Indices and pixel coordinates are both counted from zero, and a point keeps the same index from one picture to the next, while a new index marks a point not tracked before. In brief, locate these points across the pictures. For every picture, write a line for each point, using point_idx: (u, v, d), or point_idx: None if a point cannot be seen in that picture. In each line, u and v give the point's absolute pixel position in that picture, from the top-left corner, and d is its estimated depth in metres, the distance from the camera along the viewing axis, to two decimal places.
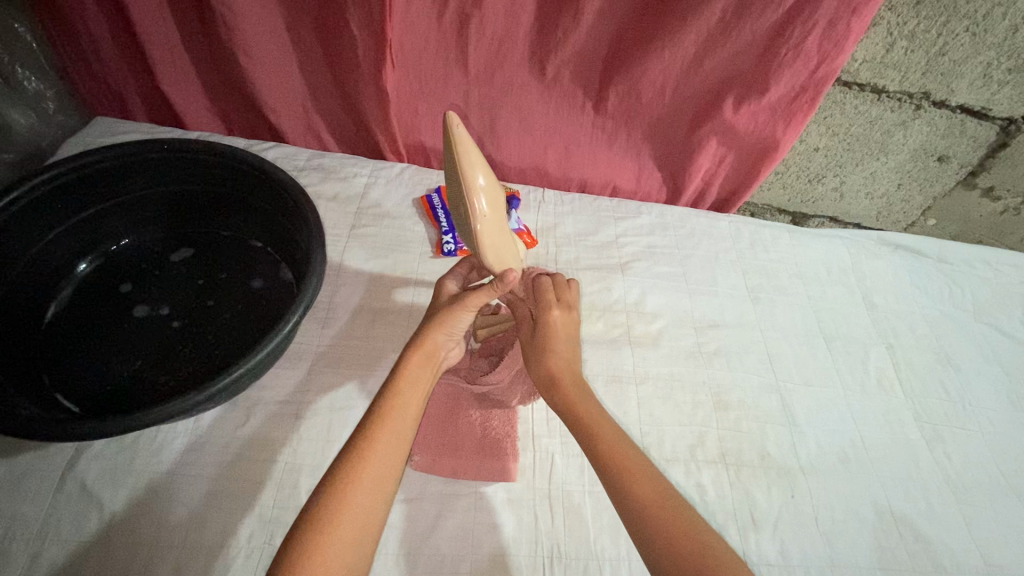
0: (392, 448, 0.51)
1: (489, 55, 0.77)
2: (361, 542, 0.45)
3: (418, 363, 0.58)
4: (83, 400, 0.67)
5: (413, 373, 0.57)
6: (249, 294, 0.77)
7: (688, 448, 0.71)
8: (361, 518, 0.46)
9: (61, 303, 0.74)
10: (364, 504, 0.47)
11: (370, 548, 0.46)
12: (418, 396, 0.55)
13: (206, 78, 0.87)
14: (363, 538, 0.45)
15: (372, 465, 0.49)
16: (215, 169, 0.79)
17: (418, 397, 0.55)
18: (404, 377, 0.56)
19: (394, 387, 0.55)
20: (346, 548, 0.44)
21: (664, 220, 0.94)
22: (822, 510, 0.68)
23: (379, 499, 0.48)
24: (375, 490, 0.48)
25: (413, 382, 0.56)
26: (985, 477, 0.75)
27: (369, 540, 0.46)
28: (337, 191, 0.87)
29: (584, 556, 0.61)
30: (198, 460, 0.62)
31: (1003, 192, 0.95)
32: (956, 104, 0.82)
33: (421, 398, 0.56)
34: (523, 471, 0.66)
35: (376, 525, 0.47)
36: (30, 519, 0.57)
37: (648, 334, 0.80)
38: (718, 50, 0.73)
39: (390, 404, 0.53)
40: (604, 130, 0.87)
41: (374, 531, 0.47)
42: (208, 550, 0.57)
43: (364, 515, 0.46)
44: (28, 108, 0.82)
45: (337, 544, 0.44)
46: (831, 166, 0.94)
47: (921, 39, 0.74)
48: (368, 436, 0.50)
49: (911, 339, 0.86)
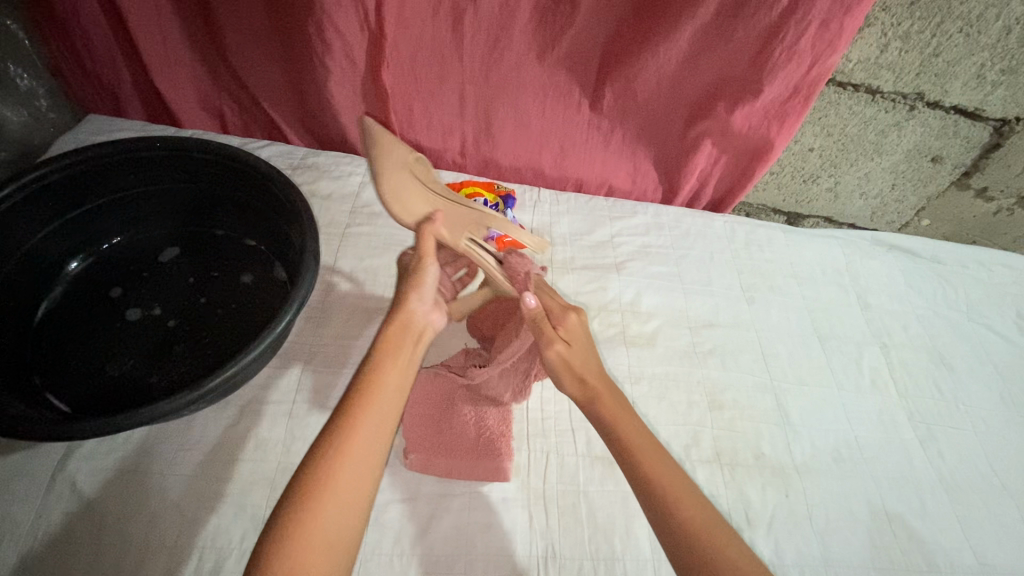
0: (381, 417, 0.49)
1: (484, 53, 0.77)
2: (350, 513, 0.44)
3: (393, 327, 0.56)
4: (75, 399, 0.66)
5: (393, 345, 0.55)
6: (242, 293, 0.77)
7: (683, 447, 0.71)
8: (350, 490, 0.45)
9: (52, 302, 0.73)
10: (354, 474, 0.46)
11: (361, 519, 0.45)
12: (404, 364, 0.54)
13: (199, 75, 0.86)
14: (354, 510, 0.44)
15: (362, 435, 0.47)
16: (208, 167, 0.78)
17: (405, 366, 0.54)
18: (389, 347, 0.55)
19: (381, 355, 0.54)
20: (336, 519, 0.43)
21: (659, 220, 0.94)
22: (816, 509, 0.68)
23: (370, 470, 0.46)
24: (366, 462, 0.47)
25: (397, 347, 0.55)
26: (978, 477, 0.75)
27: (361, 511, 0.45)
28: (332, 190, 0.87)
29: (579, 556, 0.61)
30: (189, 459, 0.61)
31: (996, 193, 0.96)
32: (950, 104, 0.82)
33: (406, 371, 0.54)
34: (517, 470, 0.66)
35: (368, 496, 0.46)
36: (20, 519, 0.56)
37: (643, 334, 0.80)
38: (713, 50, 0.74)
39: (378, 374, 0.52)
40: (599, 129, 0.87)
41: (365, 504, 0.46)
42: (200, 550, 0.56)
43: (353, 486, 0.45)
44: (20, 105, 0.81)
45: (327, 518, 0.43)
46: (826, 167, 0.94)
47: (915, 40, 0.74)
48: (357, 405, 0.49)
49: (904, 339, 0.87)
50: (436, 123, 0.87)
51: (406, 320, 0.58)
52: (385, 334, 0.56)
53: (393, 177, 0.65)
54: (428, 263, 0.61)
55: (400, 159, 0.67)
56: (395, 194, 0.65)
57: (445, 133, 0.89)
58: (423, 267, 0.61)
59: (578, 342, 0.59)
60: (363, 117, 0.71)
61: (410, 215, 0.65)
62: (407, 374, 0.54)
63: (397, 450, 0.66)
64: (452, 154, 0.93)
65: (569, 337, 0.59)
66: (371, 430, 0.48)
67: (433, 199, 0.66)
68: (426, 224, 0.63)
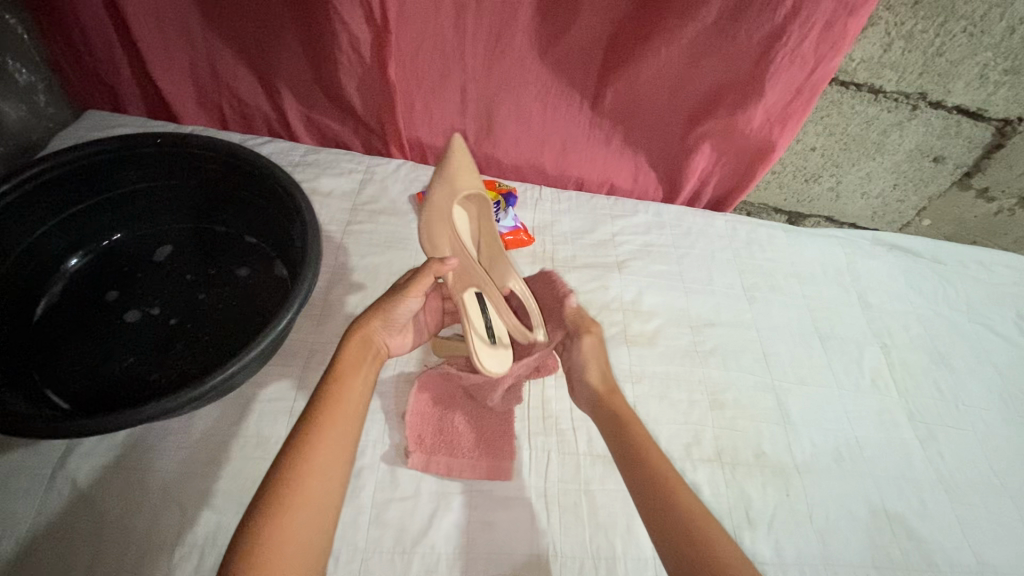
0: (342, 429, 0.51)
1: (487, 51, 0.76)
2: (318, 527, 0.46)
3: (351, 343, 0.58)
4: (74, 397, 0.66)
5: (350, 357, 0.57)
6: (242, 290, 0.77)
7: (684, 447, 0.71)
8: (314, 505, 0.46)
9: (51, 299, 0.73)
10: (319, 485, 0.47)
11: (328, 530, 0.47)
12: (358, 376, 0.56)
13: (198, 71, 0.85)
14: (321, 523, 0.46)
15: (323, 449, 0.49)
16: (209, 163, 0.78)
17: (362, 379, 0.57)
18: (345, 360, 0.57)
19: (337, 371, 0.56)
20: (303, 533, 0.45)
21: (660, 219, 0.94)
22: (816, 509, 0.69)
23: (332, 483, 0.48)
24: (331, 471, 0.49)
25: (350, 363, 0.57)
26: (976, 476, 0.75)
27: (328, 523, 0.47)
28: (333, 187, 0.87)
29: (580, 555, 0.61)
30: (190, 457, 0.61)
31: (998, 193, 0.96)
32: (952, 104, 0.82)
33: (364, 383, 0.57)
34: (519, 469, 0.66)
35: (333, 510, 0.48)
36: (20, 517, 0.56)
37: (644, 333, 0.80)
38: (716, 49, 0.73)
39: (335, 386, 0.54)
40: (601, 128, 0.87)
41: (334, 508, 0.48)
42: (200, 548, 0.56)
43: (317, 496, 0.47)
44: (20, 101, 0.81)
45: (296, 523, 0.45)
46: (827, 166, 0.94)
47: (919, 39, 0.74)
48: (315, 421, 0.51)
49: (905, 339, 0.87)
50: (437, 121, 0.87)
51: (364, 331, 0.60)
52: (342, 351, 0.58)
53: (437, 204, 0.71)
54: (407, 297, 0.62)
55: (448, 195, 0.70)
56: (438, 214, 0.71)
57: (447, 130, 0.89)
58: (402, 296, 0.62)
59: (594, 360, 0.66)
60: (455, 136, 0.72)
61: (432, 252, 0.73)
62: (364, 385, 0.56)
63: (399, 449, 0.66)
64: None
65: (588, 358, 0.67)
66: (332, 443, 0.50)
67: (462, 250, 0.70)
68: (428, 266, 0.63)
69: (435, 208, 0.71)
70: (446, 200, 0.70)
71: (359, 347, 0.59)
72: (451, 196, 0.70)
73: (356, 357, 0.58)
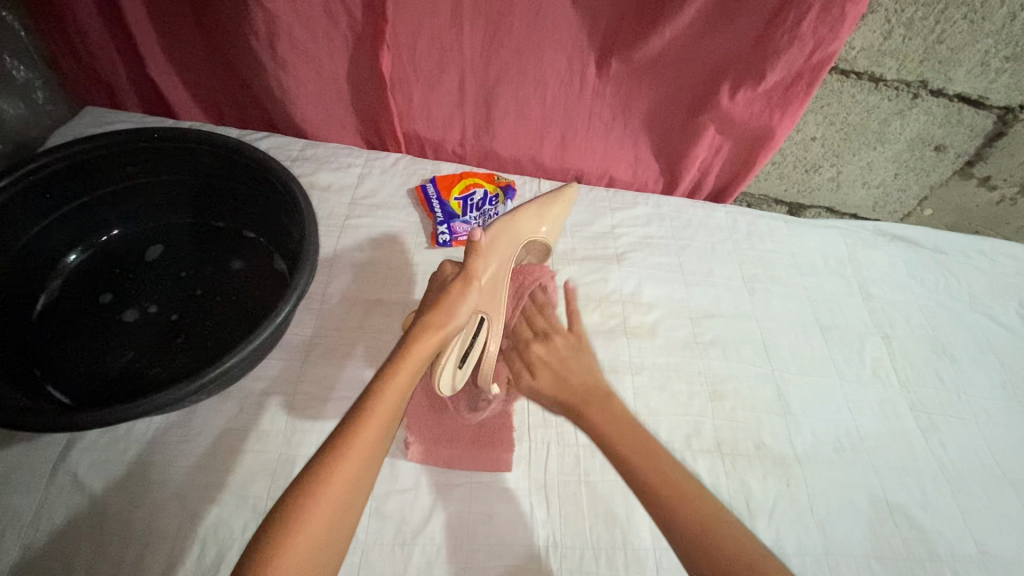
0: (379, 432, 0.50)
1: (484, 41, 0.76)
2: (336, 532, 0.46)
3: (425, 342, 0.57)
4: (75, 391, 0.66)
5: (416, 358, 0.56)
6: (242, 284, 0.77)
7: (685, 437, 0.71)
8: (333, 513, 0.45)
9: (50, 296, 0.73)
10: (345, 490, 0.47)
11: (345, 536, 0.46)
12: (411, 372, 0.55)
13: (195, 66, 0.85)
14: (339, 528, 0.46)
15: (356, 455, 0.48)
16: (206, 157, 0.78)
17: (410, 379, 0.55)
18: (410, 356, 0.56)
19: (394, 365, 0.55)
20: (321, 539, 0.44)
21: (660, 211, 0.93)
22: (817, 499, 0.68)
23: (356, 490, 0.47)
24: (358, 475, 0.48)
25: (417, 360, 0.56)
26: (978, 465, 0.75)
27: (347, 527, 0.47)
28: (331, 181, 0.87)
29: (580, 546, 0.61)
30: (191, 451, 0.61)
31: (1000, 182, 0.95)
32: (954, 92, 0.81)
33: (413, 380, 0.55)
34: (518, 460, 0.66)
35: (355, 511, 0.48)
36: (21, 511, 0.56)
37: (644, 325, 0.80)
38: (715, 37, 0.73)
39: (382, 380, 0.53)
40: (601, 120, 0.86)
41: (354, 511, 0.48)
42: (201, 540, 0.57)
43: (343, 500, 0.46)
44: (17, 98, 0.81)
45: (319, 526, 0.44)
46: (828, 157, 0.93)
47: (919, 26, 0.74)
48: (356, 420, 0.50)
49: (906, 330, 0.86)
50: (435, 114, 0.87)
51: (441, 328, 0.59)
52: (411, 349, 0.56)
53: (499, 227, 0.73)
54: (473, 289, 0.63)
55: (535, 218, 0.77)
56: (505, 230, 0.73)
57: (445, 123, 0.89)
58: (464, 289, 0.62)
59: (549, 366, 0.67)
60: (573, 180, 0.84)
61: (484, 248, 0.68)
62: (412, 381, 0.55)
63: (400, 442, 0.66)
64: (452, 144, 0.93)
65: (537, 367, 0.67)
66: (364, 452, 0.49)
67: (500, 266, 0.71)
68: (475, 245, 0.64)
69: (512, 223, 0.74)
70: (530, 224, 0.76)
71: (427, 345, 0.57)
72: (534, 226, 0.76)
73: (420, 354, 0.57)
